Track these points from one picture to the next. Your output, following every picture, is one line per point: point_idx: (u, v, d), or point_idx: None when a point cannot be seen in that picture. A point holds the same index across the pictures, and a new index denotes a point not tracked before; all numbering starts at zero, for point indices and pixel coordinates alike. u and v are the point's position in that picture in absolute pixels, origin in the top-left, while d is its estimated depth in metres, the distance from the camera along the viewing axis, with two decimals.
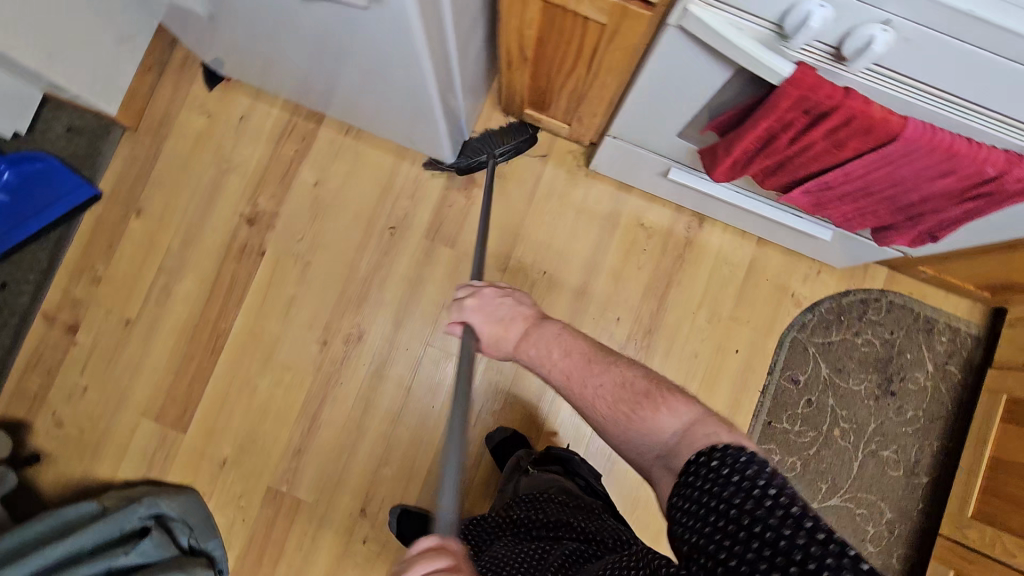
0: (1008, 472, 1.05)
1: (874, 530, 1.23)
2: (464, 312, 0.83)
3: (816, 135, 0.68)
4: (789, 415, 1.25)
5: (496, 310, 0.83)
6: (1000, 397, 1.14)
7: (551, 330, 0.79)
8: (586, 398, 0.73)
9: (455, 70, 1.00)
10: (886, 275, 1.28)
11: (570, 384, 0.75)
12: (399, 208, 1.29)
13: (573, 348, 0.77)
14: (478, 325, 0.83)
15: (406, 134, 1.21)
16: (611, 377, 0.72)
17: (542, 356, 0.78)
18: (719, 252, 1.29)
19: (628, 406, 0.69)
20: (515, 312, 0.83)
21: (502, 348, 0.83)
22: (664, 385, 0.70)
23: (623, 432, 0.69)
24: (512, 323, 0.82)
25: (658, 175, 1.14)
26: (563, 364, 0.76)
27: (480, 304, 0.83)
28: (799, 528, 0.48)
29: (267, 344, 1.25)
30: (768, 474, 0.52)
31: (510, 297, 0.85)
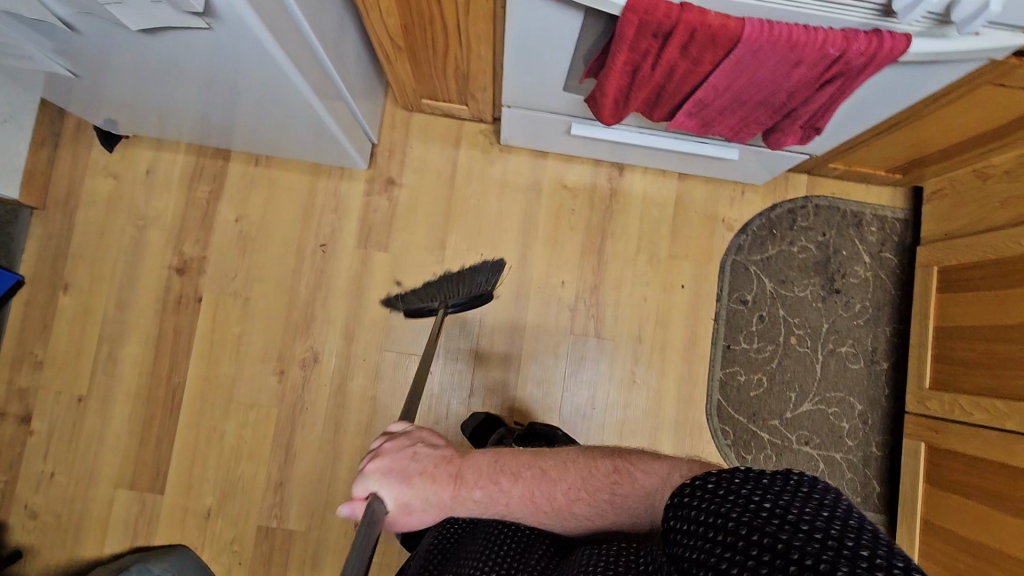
0: (953, 338, 1.09)
1: (850, 425, 1.26)
2: (367, 479, 0.69)
3: (672, 57, 0.70)
4: (745, 335, 1.28)
5: (410, 465, 0.71)
6: (931, 269, 1.18)
7: (484, 460, 0.70)
8: (562, 511, 0.65)
9: (332, 71, 0.99)
10: (806, 181, 1.32)
11: (538, 508, 0.66)
12: (325, 224, 1.29)
13: (519, 467, 0.69)
14: (392, 492, 0.69)
15: (309, 147, 1.20)
16: (572, 476, 0.67)
17: (493, 493, 0.67)
18: (644, 196, 1.32)
19: (606, 490, 0.64)
20: (435, 458, 0.71)
21: (431, 510, 0.69)
22: (625, 453, 0.67)
23: (609, 522, 0.64)
24: (436, 473, 0.70)
25: (565, 134, 1.15)
26: (518, 488, 0.67)
27: (387, 465, 0.70)
28: (802, 532, 0.38)
29: (225, 387, 1.24)
30: (770, 485, 0.43)
31: (420, 445, 0.73)
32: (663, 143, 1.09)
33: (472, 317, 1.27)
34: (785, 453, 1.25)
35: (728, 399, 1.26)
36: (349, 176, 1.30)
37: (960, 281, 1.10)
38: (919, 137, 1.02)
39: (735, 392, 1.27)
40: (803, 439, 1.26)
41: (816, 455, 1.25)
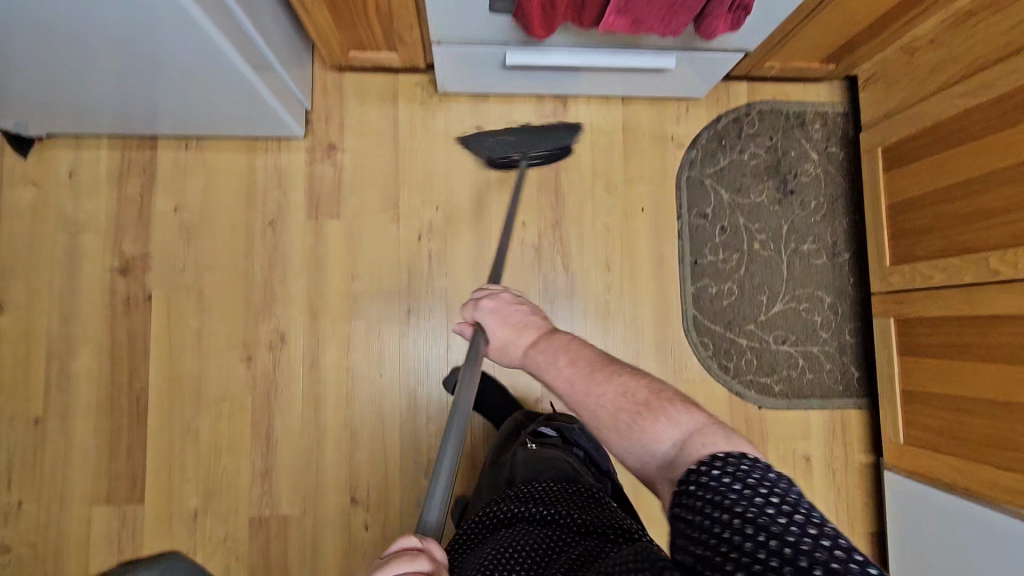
0: (905, 212, 1.12)
1: (822, 318, 1.29)
2: (473, 305, 0.76)
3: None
4: (710, 248, 1.29)
5: (511, 315, 0.75)
6: (875, 151, 1.20)
7: (564, 338, 0.70)
8: (586, 410, 0.64)
9: (243, 19, 0.93)
10: (746, 88, 1.33)
11: (569, 395, 0.66)
12: (271, 200, 1.24)
13: (579, 356, 0.67)
14: (487, 328, 0.75)
15: (237, 116, 1.14)
16: (613, 386, 0.63)
17: (549, 364, 0.68)
18: (591, 125, 1.31)
19: (630, 414, 0.61)
20: (529, 320, 0.74)
21: (508, 357, 0.74)
22: (664, 393, 0.62)
23: (619, 441, 0.61)
24: (525, 327, 0.73)
25: (501, 68, 1.12)
26: (565, 372, 0.66)
27: (493, 303, 0.76)
28: (805, 535, 0.46)
29: (191, 383, 1.18)
30: (771, 481, 0.50)
31: (526, 305, 0.76)
32: (601, 60, 1.08)
33: (439, 272, 1.24)
34: (765, 355, 1.27)
35: (703, 312, 1.28)
36: (288, 148, 1.25)
37: (904, 155, 1.13)
38: (846, 18, 1.03)
39: (708, 303, 1.28)
40: (779, 338, 1.28)
41: (794, 352, 1.28)
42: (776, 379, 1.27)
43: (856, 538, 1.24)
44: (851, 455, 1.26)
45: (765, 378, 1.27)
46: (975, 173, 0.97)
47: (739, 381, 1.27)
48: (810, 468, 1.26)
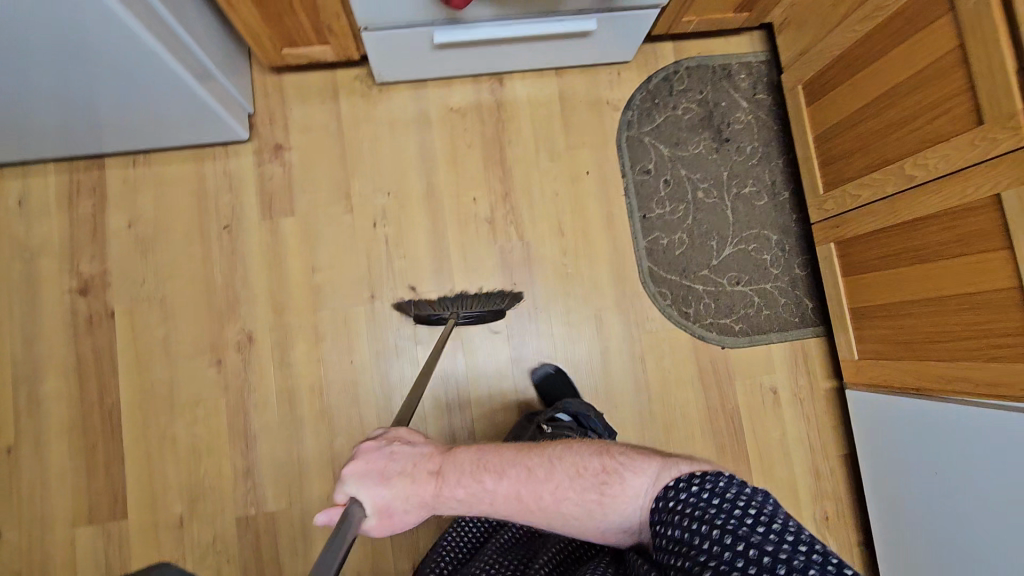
0: (832, 139, 1.18)
1: (771, 255, 1.35)
2: (345, 484, 0.65)
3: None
4: (657, 202, 1.35)
5: (390, 466, 0.67)
6: (797, 89, 1.26)
7: (470, 457, 0.68)
8: (552, 510, 0.64)
9: (166, 14, 0.94)
10: (672, 49, 1.40)
11: (526, 505, 0.64)
12: (223, 206, 1.26)
13: (504, 466, 0.67)
14: (372, 494, 0.65)
15: (181, 124, 1.15)
16: (561, 474, 0.65)
17: (479, 493, 0.65)
18: (529, 99, 1.35)
19: (595, 491, 0.63)
20: (417, 458, 0.68)
21: (417, 508, 0.66)
22: (611, 450, 0.67)
23: (598, 521, 0.63)
24: (418, 472, 0.66)
25: (432, 49, 1.16)
26: (504, 487, 0.65)
27: (363, 470, 0.66)
28: (779, 540, 0.51)
29: (163, 393, 1.19)
30: (748, 495, 0.56)
31: (401, 443, 0.69)
32: (524, 30, 1.13)
33: (397, 256, 1.27)
34: (722, 297, 1.33)
35: (658, 264, 1.33)
36: (235, 153, 1.28)
37: (823, 86, 1.19)
38: None
39: (662, 255, 1.33)
40: (733, 280, 1.34)
41: (749, 291, 1.34)
42: (735, 318, 1.32)
43: (830, 459, 1.29)
44: (816, 381, 1.32)
45: (725, 319, 1.32)
46: (883, 89, 1.02)
47: (700, 325, 1.32)
48: (778, 399, 1.31)
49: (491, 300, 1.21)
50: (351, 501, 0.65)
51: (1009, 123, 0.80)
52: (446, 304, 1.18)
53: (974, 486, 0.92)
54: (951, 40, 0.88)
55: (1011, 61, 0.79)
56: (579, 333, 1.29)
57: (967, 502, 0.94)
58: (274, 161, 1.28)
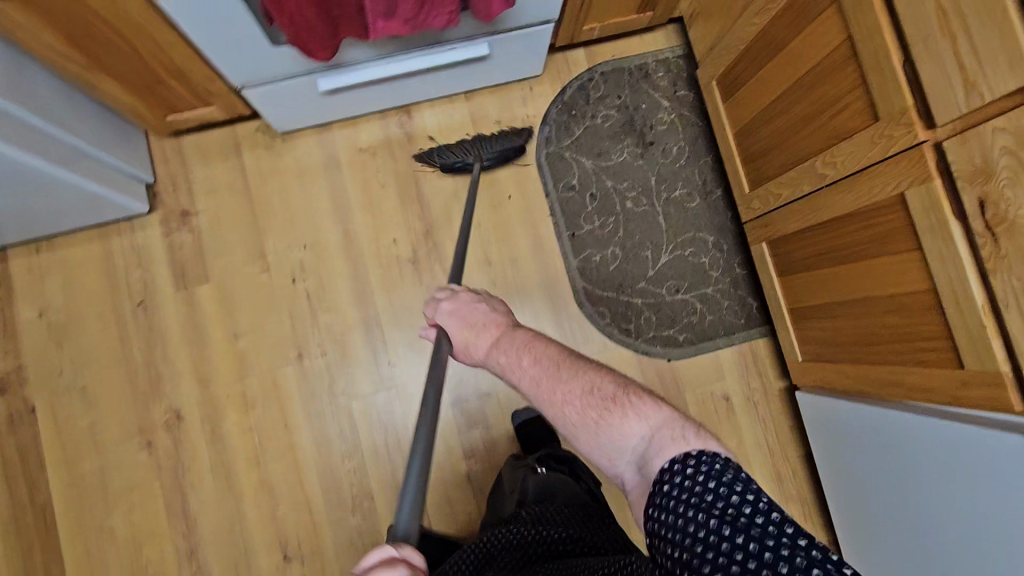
0: (749, 136, 1.12)
1: (709, 258, 1.31)
2: (438, 310, 0.81)
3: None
4: (585, 218, 1.30)
5: (471, 315, 0.79)
6: (712, 85, 1.21)
7: (522, 337, 0.74)
8: (553, 409, 0.66)
9: (13, 107, 0.87)
10: (585, 55, 1.33)
11: (536, 392, 0.68)
12: (135, 282, 1.21)
13: (542, 354, 0.70)
14: (451, 330, 0.80)
15: (76, 209, 1.11)
16: (578, 385, 0.65)
17: (512, 363, 0.71)
18: (440, 128, 1.30)
19: (597, 411, 0.63)
20: (489, 319, 0.78)
21: (474, 356, 0.78)
22: (631, 388, 0.65)
23: (589, 440, 0.64)
24: (484, 328, 0.77)
25: (321, 95, 1.10)
26: (528, 370, 0.69)
27: (455, 306, 0.81)
28: (780, 535, 0.46)
29: (95, 484, 1.16)
30: (747, 481, 0.51)
31: (486, 304, 0.80)
32: (410, 65, 1.05)
33: (322, 309, 1.23)
34: (662, 308, 1.29)
35: (592, 282, 1.28)
36: (140, 225, 1.23)
37: (735, 82, 1.13)
38: None
39: (596, 272, 1.29)
40: (672, 288, 1.30)
41: (690, 298, 1.30)
42: (678, 328, 1.29)
43: (790, 461, 1.27)
44: (768, 383, 1.29)
45: (667, 330, 1.29)
46: (785, 85, 0.97)
47: (642, 340, 1.28)
48: (731, 407, 1.28)
49: (509, 136, 1.26)
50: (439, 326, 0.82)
51: (902, 120, 0.75)
52: (470, 148, 1.23)
53: (939, 501, 0.83)
54: (839, 34, 0.82)
55: (896, 55, 0.74)
56: None
57: (929, 518, 0.86)
58: (181, 228, 1.23)
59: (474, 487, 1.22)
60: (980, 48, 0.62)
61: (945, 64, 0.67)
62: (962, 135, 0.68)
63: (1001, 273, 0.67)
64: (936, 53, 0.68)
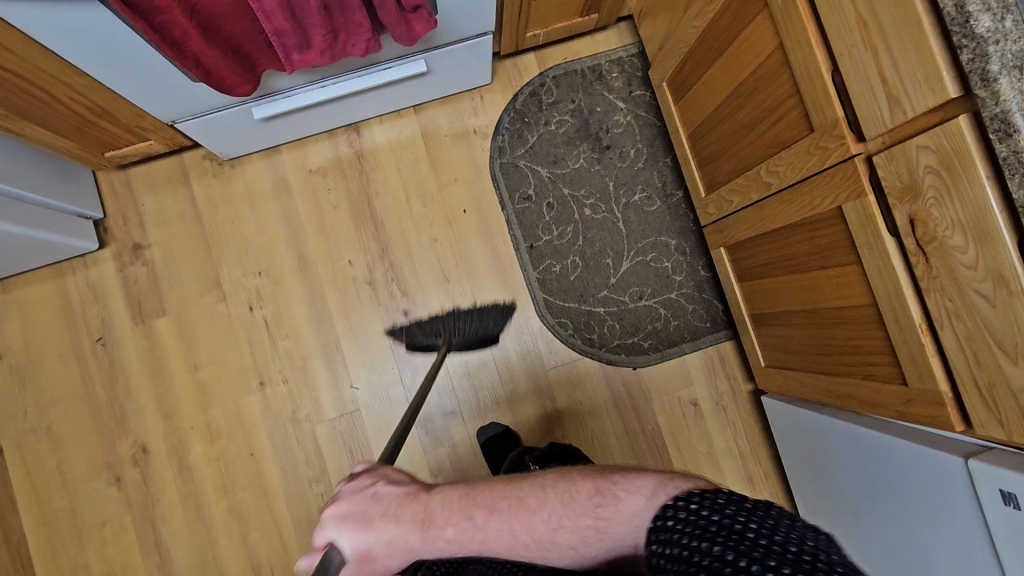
0: (701, 140, 1.09)
1: (672, 262, 1.28)
2: (326, 526, 0.59)
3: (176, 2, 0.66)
4: (543, 228, 1.27)
5: (372, 508, 0.59)
6: (663, 86, 1.17)
7: (456, 494, 0.60)
8: (544, 541, 0.57)
9: None
10: (536, 59, 1.29)
11: (517, 540, 0.57)
12: (92, 318, 1.21)
13: (494, 500, 0.59)
14: (355, 542, 0.58)
15: (22, 253, 1.10)
16: (554, 500, 0.58)
17: (466, 531, 0.58)
18: (391, 144, 1.27)
19: (589, 515, 0.56)
20: (403, 498, 0.60)
21: (400, 555, 0.59)
22: (607, 471, 0.59)
23: (594, 548, 0.57)
24: (402, 513, 0.59)
25: (260, 122, 1.08)
26: (496, 525, 0.58)
27: (344, 511, 0.59)
28: (784, 557, 0.43)
29: (68, 521, 1.17)
30: (753, 508, 0.48)
31: (383, 485, 0.62)
32: (346, 87, 1.02)
33: (280, 337, 1.23)
34: (625, 316, 1.27)
35: (552, 294, 1.26)
36: (93, 261, 1.22)
37: (683, 84, 1.09)
38: None
39: (556, 283, 1.27)
40: (635, 295, 1.27)
41: (654, 304, 1.27)
42: (643, 335, 1.27)
43: (762, 463, 1.26)
44: (736, 385, 1.27)
45: (631, 338, 1.27)
46: (727, 90, 0.93)
47: (606, 349, 1.27)
48: (699, 412, 1.27)
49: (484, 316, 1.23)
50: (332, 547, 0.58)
51: (834, 131, 0.72)
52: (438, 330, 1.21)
53: (899, 514, 0.81)
54: (771, 40, 0.78)
55: (824, 65, 0.70)
56: (481, 377, 1.24)
57: (890, 533, 0.83)
58: (134, 262, 1.22)
59: None
60: (899, 60, 0.59)
61: (869, 76, 0.64)
62: (890, 150, 0.65)
63: (934, 292, 0.65)
64: (860, 64, 0.64)
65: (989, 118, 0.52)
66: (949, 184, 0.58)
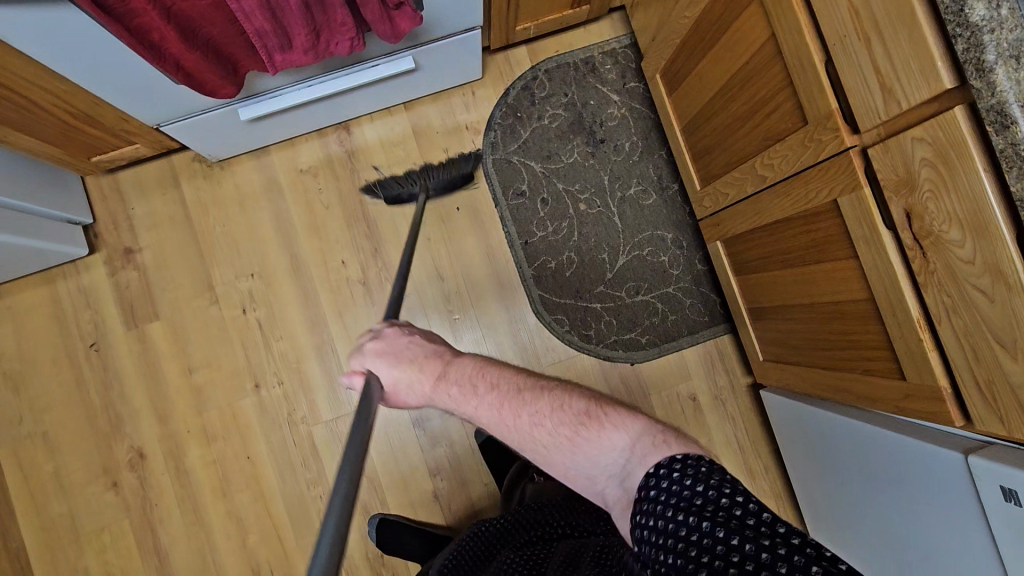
0: (695, 132, 1.07)
1: (669, 257, 1.27)
2: (364, 355, 0.65)
3: (151, 4, 0.65)
4: (537, 224, 1.26)
5: (404, 351, 0.65)
6: (657, 78, 1.15)
7: (473, 362, 0.64)
8: (523, 436, 0.59)
9: None
10: (527, 53, 1.27)
11: (502, 423, 0.59)
12: (85, 324, 1.20)
13: (498, 380, 0.62)
14: (383, 372, 0.64)
15: (11, 260, 1.09)
16: (546, 402, 0.59)
17: (466, 395, 0.61)
18: (382, 142, 1.25)
19: (570, 427, 0.57)
20: (430, 349, 0.66)
21: (415, 395, 0.65)
22: (602, 400, 0.60)
23: (565, 458, 0.57)
24: (426, 363, 0.64)
25: (247, 123, 1.06)
26: (492, 400, 0.60)
27: (381, 348, 0.65)
28: (775, 537, 0.42)
29: (67, 526, 1.17)
30: (734, 483, 0.47)
31: (421, 335, 0.68)
32: (334, 86, 1.01)
33: (275, 338, 1.22)
34: (622, 311, 1.26)
35: (548, 290, 1.25)
36: (84, 266, 1.21)
37: (677, 75, 1.07)
38: None
39: (551, 279, 1.25)
40: (632, 290, 1.26)
41: (651, 299, 1.26)
42: (640, 331, 1.26)
43: (762, 458, 1.25)
44: (735, 379, 1.26)
45: (629, 334, 1.26)
46: (720, 82, 0.91)
47: (603, 345, 1.26)
48: (698, 407, 1.26)
49: (458, 161, 1.21)
50: (371, 372, 0.65)
51: (828, 124, 0.70)
52: (415, 179, 1.19)
53: (898, 510, 0.80)
54: (764, 31, 0.77)
55: (817, 56, 0.68)
56: None
57: (891, 530, 0.83)
58: (125, 266, 1.21)
59: (442, 505, 1.21)
60: (893, 52, 0.58)
61: (863, 68, 0.62)
62: (886, 143, 0.63)
63: (932, 287, 0.63)
64: (852, 56, 0.63)
65: (985, 110, 0.51)
66: (947, 178, 0.56)
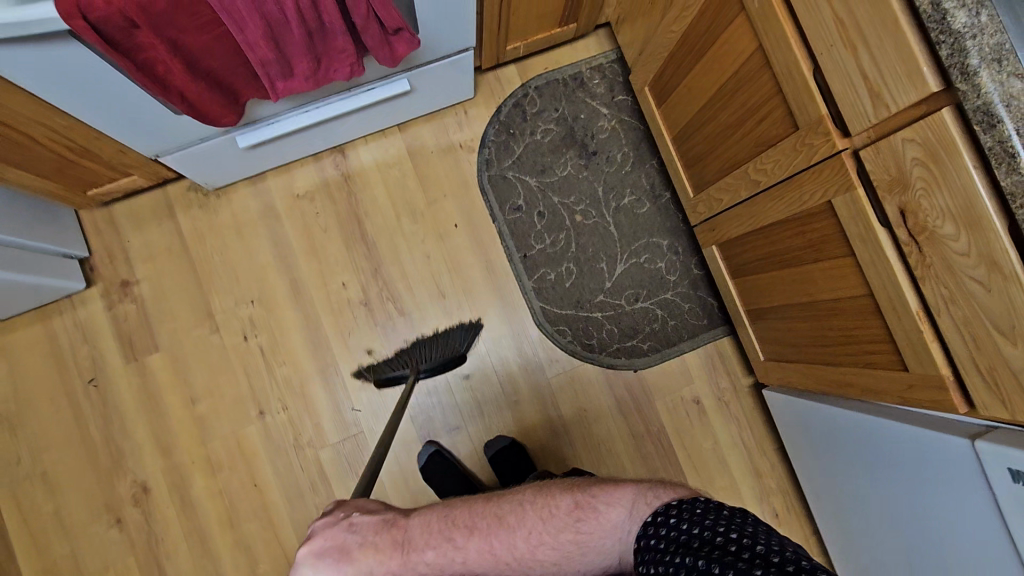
0: (686, 142, 1.10)
1: (666, 263, 1.29)
2: (304, 566, 0.61)
3: (157, 39, 0.66)
4: (535, 237, 1.28)
5: (349, 539, 0.62)
6: (645, 90, 1.18)
7: (433, 513, 0.64)
8: (525, 558, 0.62)
9: None
10: (516, 71, 1.30)
11: (499, 559, 0.61)
12: (82, 360, 1.19)
13: (471, 520, 0.63)
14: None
15: (8, 299, 1.08)
16: (531, 519, 0.63)
17: (445, 550, 0.61)
18: (378, 164, 1.27)
19: (569, 529, 0.62)
20: (381, 525, 0.63)
21: None
22: (585, 484, 0.65)
23: (573, 560, 0.62)
24: (381, 540, 0.61)
25: (244, 151, 1.06)
26: (474, 545, 0.61)
27: (321, 549, 0.61)
28: (768, 564, 0.47)
29: (70, 569, 1.14)
30: (731, 520, 0.52)
31: (360, 515, 0.64)
32: (331, 111, 1.02)
33: (278, 364, 1.21)
34: (623, 319, 1.27)
35: (549, 302, 1.27)
36: (81, 301, 1.20)
37: (665, 87, 1.10)
38: None
39: (552, 291, 1.27)
40: (631, 297, 1.28)
41: (651, 306, 1.28)
42: (642, 337, 1.28)
43: (768, 456, 1.27)
44: (737, 380, 1.28)
45: (631, 341, 1.27)
46: (710, 93, 0.94)
47: (606, 354, 1.27)
48: (703, 409, 1.27)
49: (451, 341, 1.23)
50: None
51: (819, 128, 0.73)
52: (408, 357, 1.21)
53: (902, 496, 0.83)
54: (751, 42, 0.80)
55: (805, 63, 0.71)
56: (482, 391, 1.24)
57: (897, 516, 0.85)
58: (122, 299, 1.20)
59: None
60: (879, 59, 0.61)
61: (851, 74, 0.65)
62: (877, 144, 0.66)
63: (929, 280, 0.66)
64: (840, 63, 0.66)
65: (972, 111, 0.54)
66: (937, 175, 0.59)
